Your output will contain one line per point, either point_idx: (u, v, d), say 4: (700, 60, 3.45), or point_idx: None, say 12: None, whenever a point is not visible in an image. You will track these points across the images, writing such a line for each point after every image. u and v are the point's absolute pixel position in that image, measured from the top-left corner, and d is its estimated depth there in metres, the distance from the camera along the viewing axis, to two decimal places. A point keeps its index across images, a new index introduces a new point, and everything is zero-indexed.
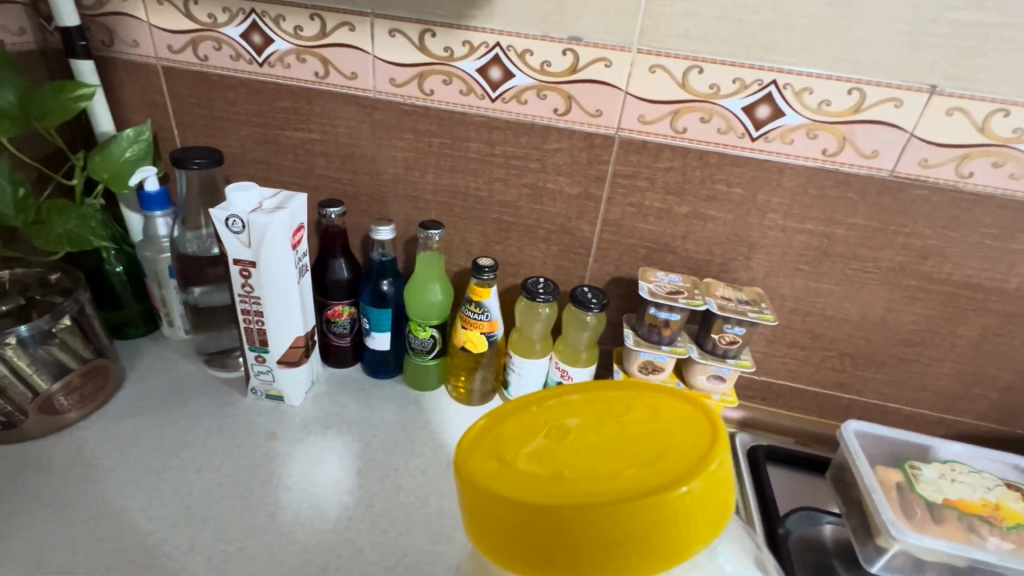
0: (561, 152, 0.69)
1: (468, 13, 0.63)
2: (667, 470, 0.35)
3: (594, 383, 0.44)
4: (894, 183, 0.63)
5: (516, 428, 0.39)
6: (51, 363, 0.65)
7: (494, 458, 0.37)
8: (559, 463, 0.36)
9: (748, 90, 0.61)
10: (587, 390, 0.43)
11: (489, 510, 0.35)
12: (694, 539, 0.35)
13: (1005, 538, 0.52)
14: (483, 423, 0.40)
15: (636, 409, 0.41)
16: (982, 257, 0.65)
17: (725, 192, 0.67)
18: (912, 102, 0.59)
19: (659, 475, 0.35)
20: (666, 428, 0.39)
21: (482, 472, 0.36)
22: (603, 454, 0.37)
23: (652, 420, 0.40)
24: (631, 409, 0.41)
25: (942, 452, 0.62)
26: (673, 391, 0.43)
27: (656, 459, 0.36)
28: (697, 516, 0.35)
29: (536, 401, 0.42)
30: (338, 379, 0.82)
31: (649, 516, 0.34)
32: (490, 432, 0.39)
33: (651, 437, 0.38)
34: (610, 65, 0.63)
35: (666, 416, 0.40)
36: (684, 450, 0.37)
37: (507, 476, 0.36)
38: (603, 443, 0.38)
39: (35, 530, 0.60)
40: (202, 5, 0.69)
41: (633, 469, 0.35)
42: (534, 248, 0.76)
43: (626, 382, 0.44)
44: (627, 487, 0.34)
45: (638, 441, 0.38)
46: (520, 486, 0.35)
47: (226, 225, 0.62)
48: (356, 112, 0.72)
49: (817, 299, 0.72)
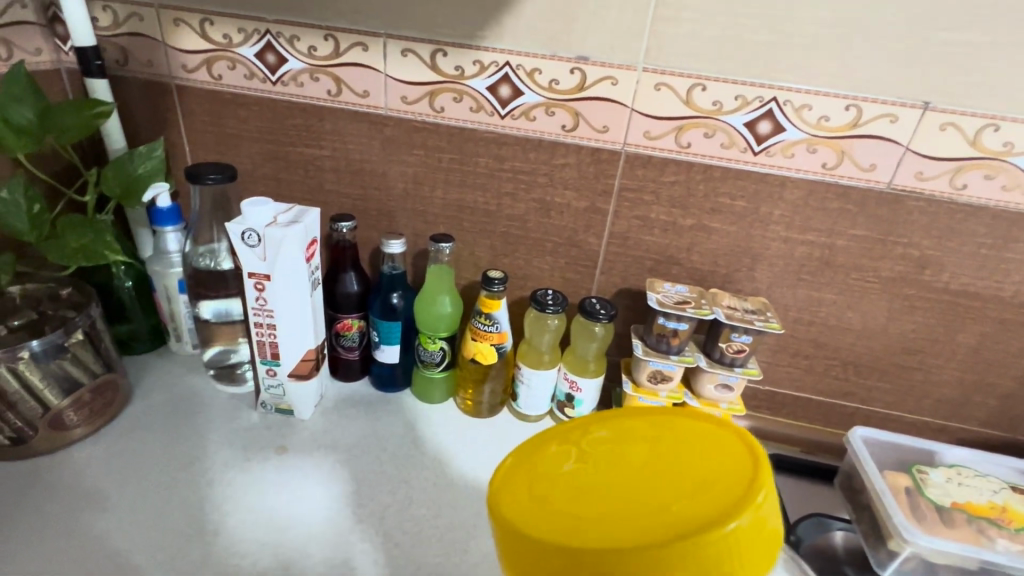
0: (568, 167, 0.71)
1: (478, 33, 0.66)
2: (708, 506, 0.36)
3: (620, 413, 0.46)
4: (891, 195, 0.65)
5: (550, 470, 0.41)
6: (62, 377, 0.65)
7: (531, 500, 0.38)
8: (599, 505, 0.37)
9: (750, 106, 0.64)
10: (616, 422, 0.45)
11: (530, 555, 0.35)
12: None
13: (1014, 540, 0.53)
14: (511, 461, 0.42)
15: (670, 442, 0.42)
16: (978, 266, 0.67)
17: (728, 205, 0.69)
18: (907, 118, 0.61)
19: (702, 512, 0.36)
20: (704, 462, 0.40)
21: (521, 513, 0.37)
22: (642, 493, 0.38)
23: (687, 453, 0.41)
24: (664, 444, 0.42)
25: (948, 457, 0.63)
26: (706, 418, 0.44)
27: (695, 496, 0.37)
28: (742, 552, 0.35)
29: (566, 437, 0.44)
30: (346, 393, 0.82)
31: (696, 556, 0.34)
32: (525, 472, 0.41)
33: (687, 472, 0.39)
34: (616, 83, 0.65)
35: (699, 448, 0.41)
36: (722, 484, 0.38)
37: (547, 518, 0.37)
38: (639, 481, 0.39)
39: (42, 547, 0.60)
40: (218, 25, 0.71)
41: (674, 508, 0.36)
42: (541, 261, 0.77)
43: (654, 411, 0.46)
44: (670, 527, 0.35)
45: (674, 477, 0.39)
46: (563, 529, 0.36)
47: (241, 239, 0.63)
48: (367, 129, 0.74)
49: (820, 309, 0.74)
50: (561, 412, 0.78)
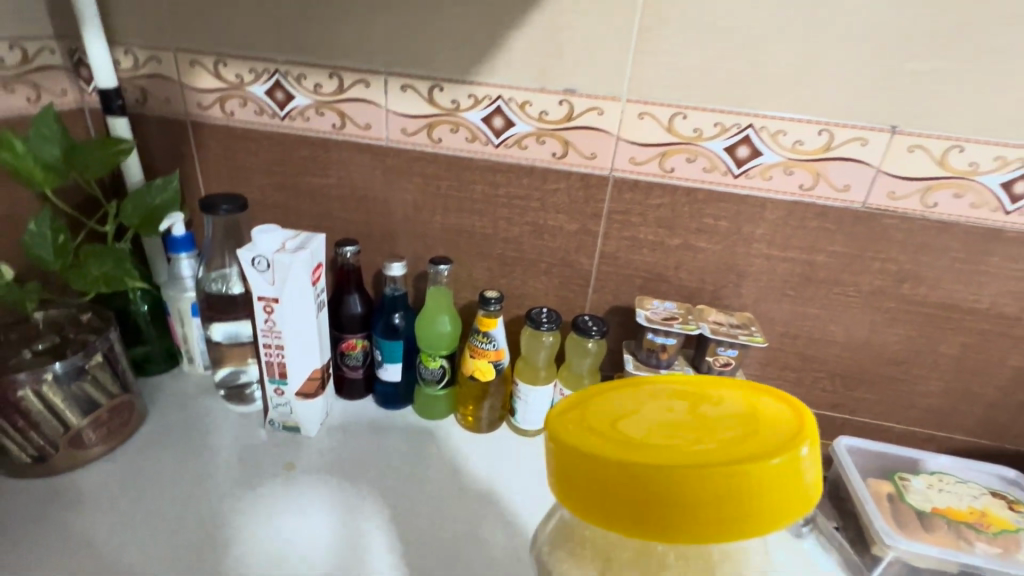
0: (559, 191, 0.75)
1: (472, 70, 0.70)
2: (754, 443, 0.35)
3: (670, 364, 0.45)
4: (867, 214, 0.69)
5: (601, 397, 0.40)
6: (82, 398, 0.69)
7: (579, 419, 0.38)
8: (638, 428, 0.36)
9: (728, 132, 0.67)
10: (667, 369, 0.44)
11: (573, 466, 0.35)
12: (779, 517, 0.34)
13: (992, 543, 0.55)
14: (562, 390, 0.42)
15: (721, 388, 0.40)
16: (954, 279, 0.70)
17: (712, 225, 0.73)
18: (876, 141, 0.65)
19: (748, 447, 0.34)
20: (754, 408, 0.38)
21: (568, 428, 0.37)
22: (686, 425, 0.36)
23: (737, 398, 0.39)
24: (714, 390, 0.40)
25: (931, 465, 0.65)
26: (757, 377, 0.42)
27: (743, 433, 0.35)
28: (786, 493, 0.34)
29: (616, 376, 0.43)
30: (351, 410, 0.85)
31: (735, 486, 0.33)
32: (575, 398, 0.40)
33: (733, 413, 0.37)
34: (602, 113, 0.69)
35: (750, 396, 0.39)
36: (771, 427, 0.36)
37: (594, 435, 0.36)
38: (687, 416, 0.37)
39: (63, 560, 0.63)
40: (231, 66, 0.76)
41: (718, 442, 0.35)
42: (536, 280, 0.81)
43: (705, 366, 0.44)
44: (714, 454, 0.34)
45: (720, 417, 0.37)
46: (598, 442, 0.35)
47: (251, 265, 0.67)
48: (370, 159, 0.78)
49: (805, 323, 0.76)
50: None
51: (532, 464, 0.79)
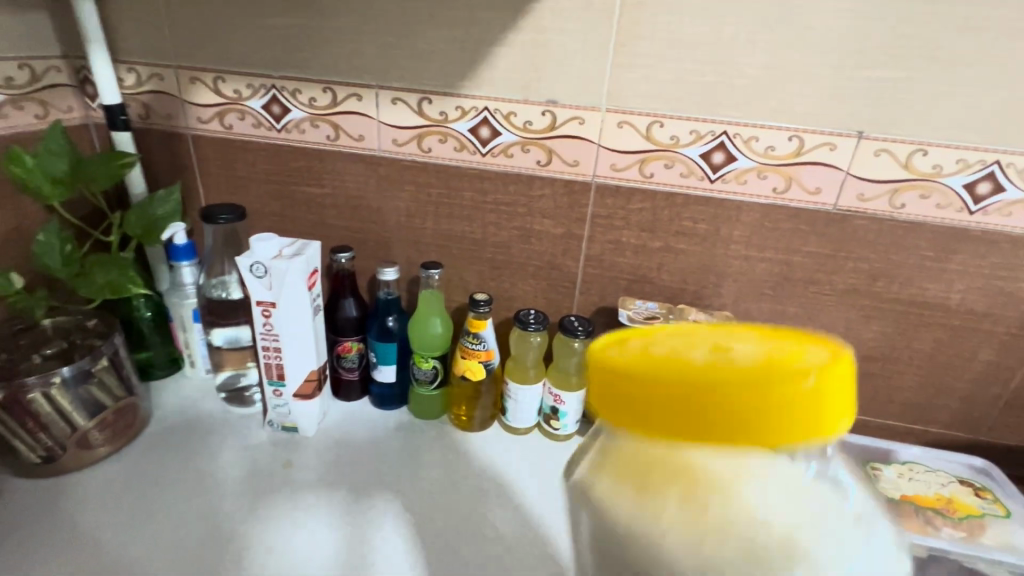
0: (544, 198, 0.78)
1: (458, 83, 0.74)
2: (790, 361, 0.33)
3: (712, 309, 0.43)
4: (838, 215, 0.72)
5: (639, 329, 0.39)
6: (89, 401, 0.72)
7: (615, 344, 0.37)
8: (673, 348, 0.35)
9: (703, 139, 0.71)
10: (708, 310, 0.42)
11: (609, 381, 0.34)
12: (823, 436, 0.31)
13: (956, 527, 0.58)
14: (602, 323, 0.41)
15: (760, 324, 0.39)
16: (923, 277, 0.73)
17: (691, 228, 0.76)
18: (844, 146, 0.68)
19: (785, 364, 0.32)
20: (791, 339, 0.36)
21: (606, 352, 0.36)
22: (722, 349, 0.35)
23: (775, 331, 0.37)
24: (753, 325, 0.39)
25: (902, 455, 0.68)
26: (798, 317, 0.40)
27: (782, 355, 0.34)
28: (829, 410, 0.31)
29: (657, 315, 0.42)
30: (348, 411, 0.88)
31: (777, 398, 0.30)
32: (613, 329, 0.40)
33: (773, 342, 0.36)
34: (583, 122, 0.73)
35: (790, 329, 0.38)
36: (810, 351, 0.34)
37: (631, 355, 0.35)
38: (723, 342, 0.36)
39: (71, 555, 0.66)
40: (230, 82, 0.80)
41: (756, 361, 0.33)
42: (525, 283, 0.84)
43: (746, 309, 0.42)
44: (750, 369, 0.32)
45: (758, 343, 0.35)
46: (633, 359, 0.34)
47: (250, 271, 0.71)
48: (363, 168, 0.82)
49: (784, 321, 0.79)
50: (547, 425, 0.84)
51: (522, 461, 0.81)
